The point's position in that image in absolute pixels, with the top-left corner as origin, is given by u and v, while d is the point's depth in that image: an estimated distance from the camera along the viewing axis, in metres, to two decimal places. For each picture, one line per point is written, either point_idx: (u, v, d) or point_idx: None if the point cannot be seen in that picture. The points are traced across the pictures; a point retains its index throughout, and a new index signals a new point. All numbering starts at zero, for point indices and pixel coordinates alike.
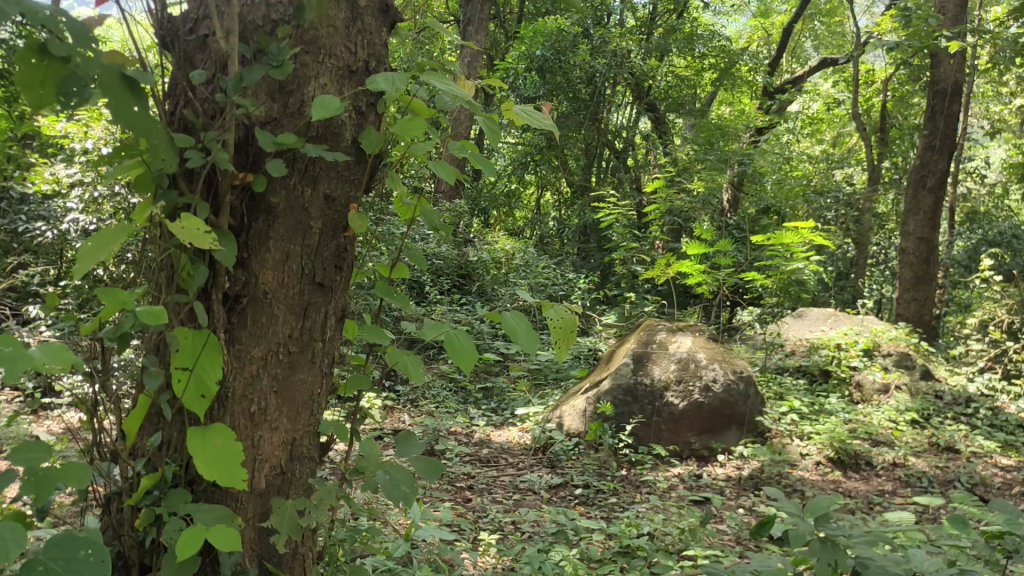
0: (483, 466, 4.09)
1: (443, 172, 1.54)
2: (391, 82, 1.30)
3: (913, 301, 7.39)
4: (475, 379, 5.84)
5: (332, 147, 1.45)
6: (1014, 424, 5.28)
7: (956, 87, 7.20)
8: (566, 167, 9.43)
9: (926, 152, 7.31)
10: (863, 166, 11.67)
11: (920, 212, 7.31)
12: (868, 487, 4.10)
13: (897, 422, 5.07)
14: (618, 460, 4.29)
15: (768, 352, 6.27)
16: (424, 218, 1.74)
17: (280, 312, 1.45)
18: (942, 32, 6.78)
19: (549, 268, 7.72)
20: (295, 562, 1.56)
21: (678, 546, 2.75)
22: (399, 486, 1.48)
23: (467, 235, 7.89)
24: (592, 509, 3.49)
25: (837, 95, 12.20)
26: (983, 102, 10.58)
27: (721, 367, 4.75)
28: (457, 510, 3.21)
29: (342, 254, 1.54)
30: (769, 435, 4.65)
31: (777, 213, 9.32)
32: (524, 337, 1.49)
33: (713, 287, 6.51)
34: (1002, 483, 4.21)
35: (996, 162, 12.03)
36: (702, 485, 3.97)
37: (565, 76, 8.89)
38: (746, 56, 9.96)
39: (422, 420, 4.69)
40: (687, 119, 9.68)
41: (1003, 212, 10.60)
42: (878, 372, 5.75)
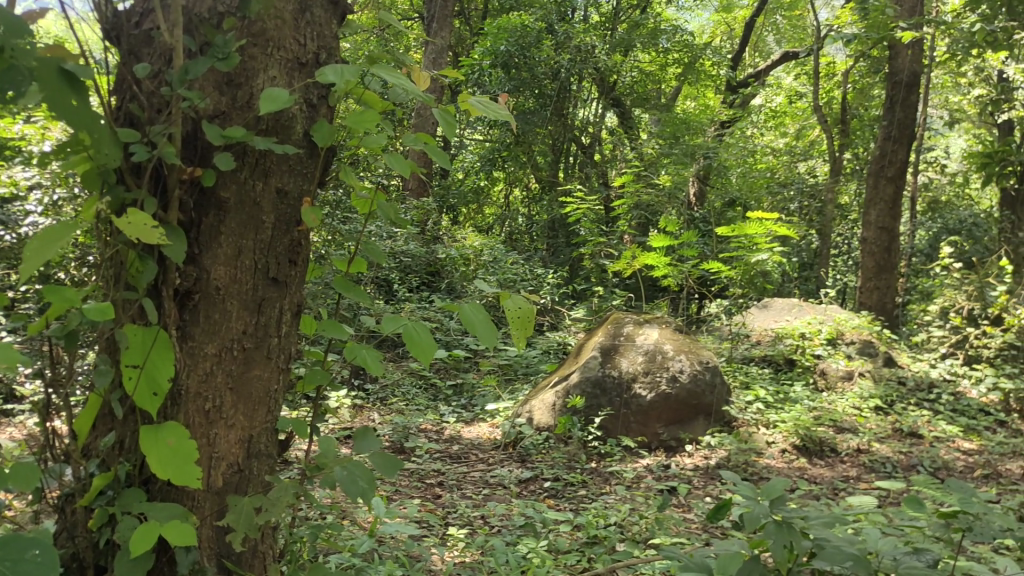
0: (453, 463, 4.08)
1: (398, 164, 1.52)
2: (342, 73, 1.28)
3: (876, 290, 7.50)
4: (444, 376, 5.83)
5: (283, 140, 1.43)
6: (975, 408, 5.38)
7: (914, 78, 7.28)
8: (533, 163, 9.45)
9: (885, 142, 7.41)
10: (826, 158, 11.83)
11: (881, 202, 7.42)
12: (833, 473, 4.15)
13: (861, 408, 5.14)
14: (588, 453, 4.30)
15: (734, 343, 6.32)
16: (381, 212, 1.71)
17: (233, 308, 1.44)
18: (898, 23, 6.88)
19: (518, 264, 7.69)
20: (255, 560, 1.55)
21: (645, 535, 2.78)
22: (356, 482, 1.47)
23: (436, 232, 7.88)
24: (562, 502, 3.50)
25: (800, 88, 12.35)
26: (942, 92, 10.72)
27: (687, 359, 4.79)
28: (426, 507, 3.20)
29: (296, 249, 1.52)
30: (735, 424, 4.69)
31: (743, 206, 9.41)
32: (483, 330, 1.48)
33: (679, 279, 6.54)
34: (964, 467, 4.28)
35: (956, 151, 12.22)
36: (669, 475, 4.00)
37: (529, 72, 8.76)
38: (710, 51, 10.06)
39: (391, 418, 4.67)
40: (653, 114, 9.82)
41: (964, 201, 10.78)
42: (842, 360, 5.84)
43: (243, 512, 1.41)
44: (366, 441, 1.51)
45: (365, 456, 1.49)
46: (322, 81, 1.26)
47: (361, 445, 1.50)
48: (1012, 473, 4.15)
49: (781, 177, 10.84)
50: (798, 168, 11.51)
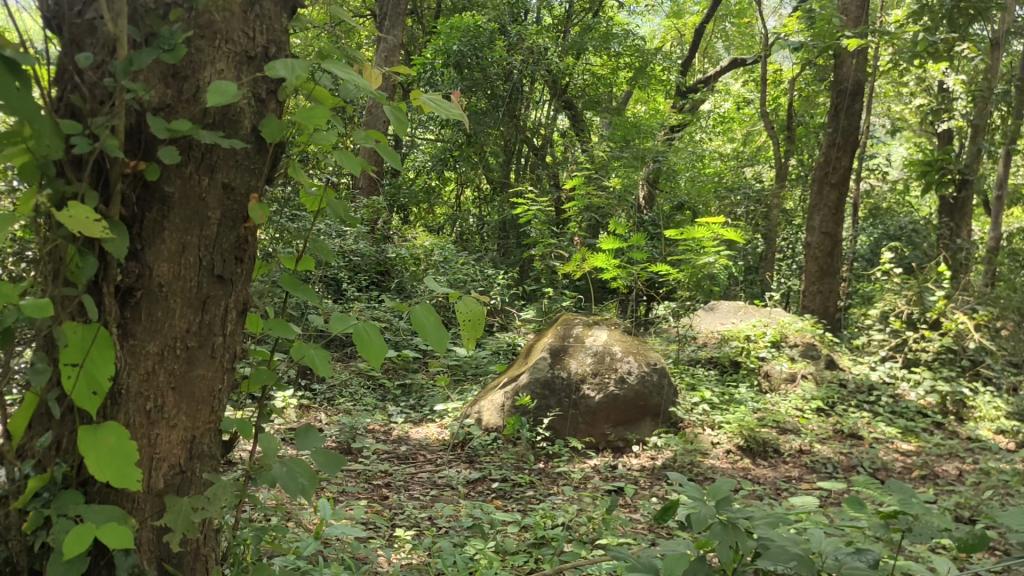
0: (400, 463, 4.05)
1: (348, 162, 1.49)
2: (292, 69, 1.26)
3: (819, 294, 7.65)
4: (392, 377, 5.79)
5: (230, 134, 1.40)
6: (913, 410, 5.52)
7: (858, 87, 7.43)
8: (485, 163, 9.44)
9: (829, 149, 7.55)
10: (771, 164, 12.04)
11: (824, 207, 7.57)
12: (776, 473, 4.22)
13: (803, 410, 5.24)
14: (536, 453, 4.31)
15: (681, 345, 6.39)
16: (330, 210, 1.68)
17: (176, 306, 1.41)
18: (843, 32, 7.04)
19: (468, 264, 7.66)
20: (197, 563, 1.52)
21: (591, 536, 2.80)
22: (297, 479, 1.44)
23: (386, 231, 7.82)
24: (509, 502, 3.50)
25: (748, 94, 12.55)
26: (884, 101, 10.97)
27: (635, 360, 4.84)
28: (373, 508, 3.18)
29: (243, 246, 1.50)
30: (681, 425, 4.74)
31: (691, 210, 9.54)
32: (433, 332, 1.47)
33: (627, 281, 6.59)
34: (902, 468, 4.39)
35: (897, 159, 12.53)
36: (616, 475, 4.03)
37: (481, 73, 8.73)
38: (660, 57, 10.17)
39: (338, 418, 4.62)
40: (604, 116, 9.89)
41: (904, 208, 11.07)
42: (785, 362, 5.95)
43: (182, 512, 1.38)
44: (308, 437, 1.49)
45: (307, 453, 1.47)
46: (272, 75, 1.24)
47: (303, 442, 1.48)
48: (948, 474, 4.26)
49: (727, 183, 10.99)
50: (745, 173, 11.69)
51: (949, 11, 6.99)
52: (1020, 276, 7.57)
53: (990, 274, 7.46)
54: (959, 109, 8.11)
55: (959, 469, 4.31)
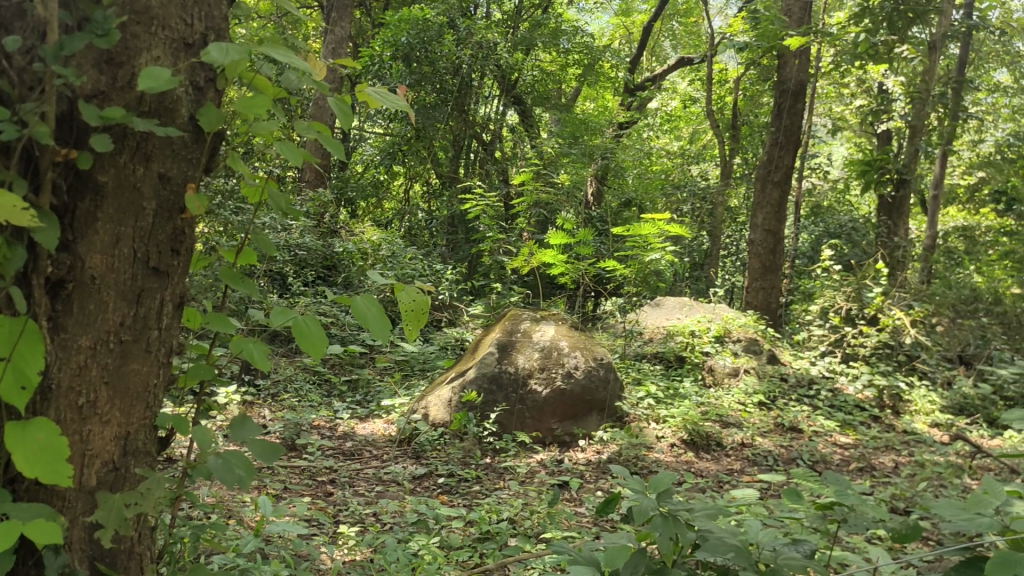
0: (345, 460, 4.01)
1: (290, 153, 1.46)
2: (227, 54, 1.23)
3: (761, 290, 7.79)
4: (338, 372, 5.74)
5: (166, 122, 1.37)
6: (851, 404, 5.66)
7: (801, 87, 7.56)
8: (433, 158, 9.37)
9: (772, 148, 7.67)
10: (717, 162, 12.20)
11: (767, 205, 7.69)
12: (718, 466, 4.28)
13: (745, 403, 5.33)
14: (483, 448, 4.31)
15: (627, 340, 6.45)
16: (271, 201, 1.63)
17: (110, 298, 1.37)
18: (787, 32, 7.16)
19: (417, 259, 7.60)
20: (131, 562, 1.49)
21: (536, 529, 2.83)
22: (232, 470, 1.41)
23: (333, 226, 7.73)
24: (455, 498, 3.49)
25: (694, 93, 12.72)
26: (826, 102, 11.19)
27: (582, 355, 4.88)
28: (316, 505, 3.14)
29: (179, 237, 1.46)
30: (627, 419, 4.79)
31: (638, 206, 9.66)
32: (376, 323, 1.44)
33: (575, 276, 6.62)
34: (840, 460, 4.49)
35: (838, 159, 12.82)
36: (562, 469, 4.05)
37: (430, 67, 8.68)
38: (609, 54, 10.24)
39: (283, 414, 4.55)
40: (553, 112, 9.90)
41: (845, 207, 11.34)
42: (728, 357, 6.05)
43: (114, 508, 1.34)
44: (246, 427, 1.46)
45: (244, 444, 1.43)
46: (212, 61, 1.21)
47: (240, 432, 1.45)
48: (884, 466, 4.37)
49: (674, 180, 11.14)
50: (692, 171, 11.87)
51: (889, 13, 7.14)
52: (954, 273, 7.80)
53: (926, 272, 7.68)
54: (898, 110, 8.31)
55: (895, 461, 4.42)
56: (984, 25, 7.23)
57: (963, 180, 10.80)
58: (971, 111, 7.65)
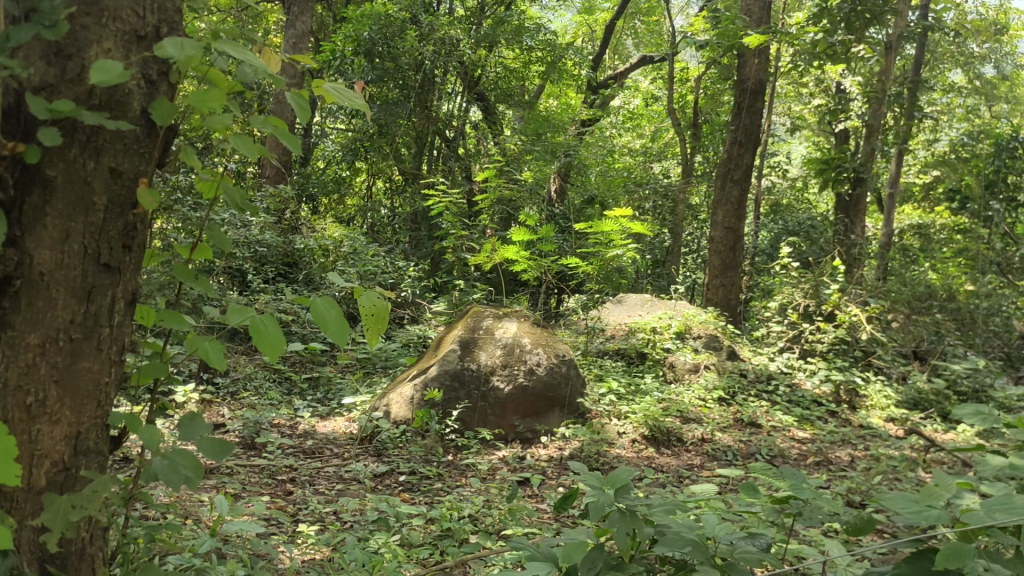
0: (306, 458, 3.97)
1: (243, 147, 1.42)
2: (181, 48, 1.20)
3: (722, 286, 7.87)
4: (299, 369, 5.68)
5: (118, 117, 1.34)
6: (809, 399, 5.74)
7: (760, 86, 7.63)
8: (396, 154, 9.30)
9: (732, 146, 7.74)
10: (679, 160, 12.31)
11: (728, 203, 7.77)
12: (679, 462, 4.32)
13: (705, 399, 5.39)
14: (445, 445, 4.29)
15: (589, 337, 6.47)
16: (226, 197, 1.60)
17: (60, 296, 1.34)
18: (746, 32, 7.22)
19: (379, 256, 7.54)
20: (82, 563, 1.47)
21: (497, 526, 2.84)
22: (178, 471, 1.38)
23: (294, 222, 7.65)
24: (417, 495, 3.48)
25: (656, 91, 12.81)
26: (785, 101, 11.31)
27: (544, 352, 4.90)
28: (276, 504, 3.11)
29: (131, 233, 1.43)
30: (589, 415, 4.80)
31: (601, 203, 9.70)
32: (334, 327, 1.41)
33: (537, 273, 6.62)
34: (797, 455, 4.55)
35: (797, 158, 13.00)
36: (524, 466, 4.06)
37: (392, 62, 8.61)
38: (571, 52, 10.26)
39: (242, 413, 4.49)
40: (516, 110, 9.90)
41: (803, 205, 11.51)
42: (689, 353, 6.10)
43: (59, 510, 1.31)
44: (195, 426, 1.43)
45: (192, 444, 1.40)
46: (162, 53, 1.18)
47: (189, 432, 1.41)
48: (841, 460, 4.43)
49: (636, 177, 11.19)
50: (654, 168, 11.97)
51: (847, 14, 7.24)
52: (909, 270, 7.95)
53: (882, 269, 7.81)
54: (856, 110, 8.42)
55: (851, 455, 4.49)
56: (939, 26, 7.35)
57: (918, 179, 11.01)
58: (925, 111, 7.80)
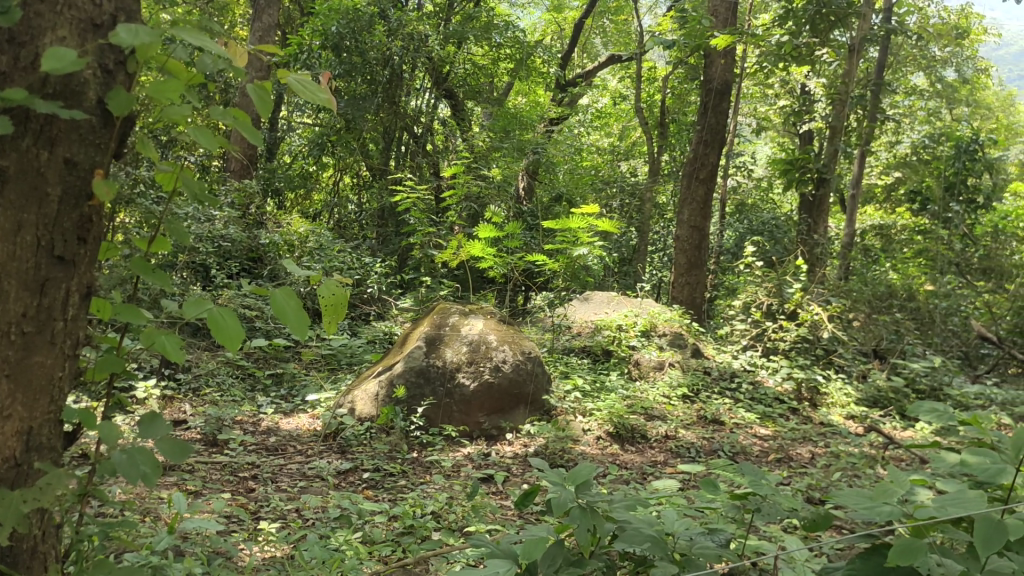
0: (269, 455, 3.93)
1: (203, 138, 1.38)
2: (136, 34, 1.17)
3: (687, 285, 7.94)
4: (263, 365, 5.62)
5: (72, 106, 1.32)
6: (771, 397, 5.80)
7: (726, 87, 7.67)
8: (363, 150, 9.24)
9: (698, 146, 7.77)
10: (646, 160, 12.40)
11: (694, 202, 7.81)
12: (642, 458, 4.35)
13: (669, 396, 5.43)
14: (410, 443, 4.28)
15: (555, 334, 6.48)
16: (185, 188, 1.56)
17: (11, 288, 1.31)
18: (713, 32, 7.25)
19: (345, 252, 7.48)
20: (34, 561, 1.44)
21: (460, 523, 2.84)
22: (137, 466, 1.35)
23: (259, 217, 7.56)
24: (380, 492, 3.46)
25: (624, 90, 12.89)
26: (751, 102, 11.41)
27: (510, 349, 4.90)
28: (237, 501, 3.07)
29: (87, 225, 1.41)
30: (554, 412, 4.86)
31: (569, 201, 9.74)
32: (294, 318, 1.37)
33: (503, 270, 6.61)
34: (759, 451, 4.59)
35: (761, 158, 13.15)
36: (488, 463, 4.06)
37: (360, 57, 8.53)
38: (540, 50, 10.29)
39: (204, 409, 4.43)
40: (485, 107, 9.89)
41: (767, 205, 11.67)
42: (654, 350, 6.15)
43: (11, 507, 1.29)
44: (153, 422, 1.40)
45: (149, 439, 1.37)
46: (122, 41, 1.16)
47: (146, 428, 1.39)
48: (801, 457, 4.48)
49: (604, 176, 11.22)
50: (621, 167, 12.05)
51: (813, 16, 7.32)
52: (870, 270, 8.07)
53: (844, 268, 7.91)
54: (820, 110, 8.50)
55: (812, 452, 4.55)
56: (902, 29, 7.47)
57: (881, 180, 11.19)
58: (888, 113, 7.92)
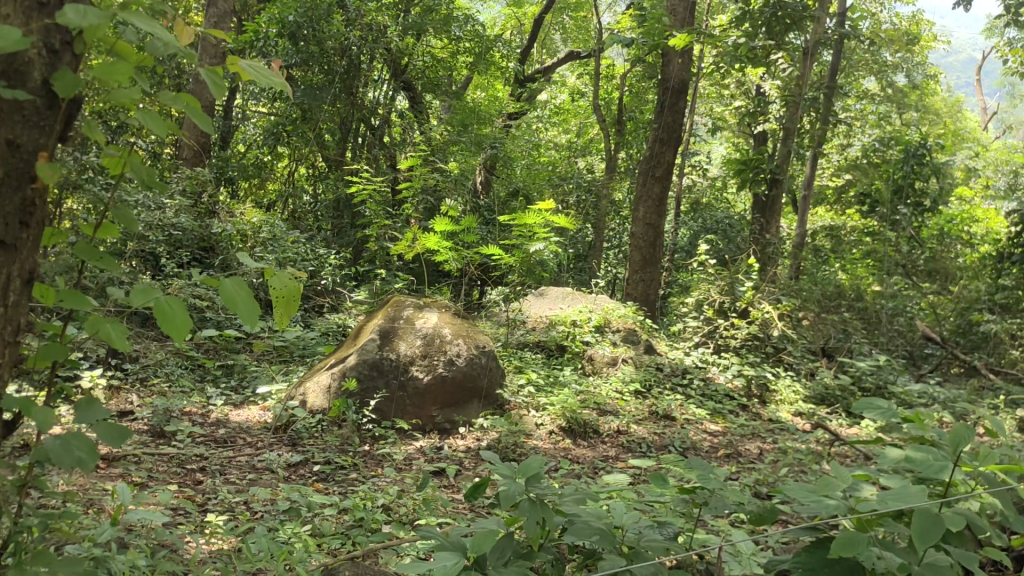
0: (217, 447, 3.88)
1: (153, 124, 1.34)
2: (84, 15, 1.14)
3: (641, 282, 8.00)
4: (212, 357, 5.51)
5: (15, 86, 1.29)
6: (721, 393, 5.88)
7: (682, 86, 7.72)
8: (319, 140, 9.15)
9: (654, 143, 7.83)
10: (603, 156, 12.46)
11: (649, 199, 7.87)
12: (594, 453, 4.38)
13: (622, 392, 5.47)
14: (361, 436, 4.25)
15: (510, 329, 6.49)
16: (133, 174, 1.51)
17: None
18: (670, 31, 7.29)
19: (299, 242, 7.39)
20: None
21: (410, 517, 2.84)
22: (72, 452, 1.31)
23: (211, 205, 7.44)
24: (331, 485, 3.44)
25: (582, 87, 12.95)
26: (707, 102, 11.53)
27: (464, 343, 4.89)
28: (184, 493, 3.03)
29: (30, 208, 1.37)
30: (507, 407, 4.87)
31: (526, 196, 9.77)
32: (245, 307, 1.34)
33: (458, 263, 6.59)
34: (709, 447, 4.65)
35: (716, 158, 13.31)
36: (440, 457, 4.05)
37: (318, 46, 8.43)
38: (499, 44, 10.28)
39: (151, 400, 4.35)
40: (443, 100, 9.86)
41: (721, 204, 11.81)
42: (608, 346, 6.19)
43: None
44: (91, 408, 1.37)
45: (86, 425, 1.34)
46: (68, 20, 1.12)
47: (83, 414, 1.35)
48: (749, 452, 4.55)
49: (561, 171, 11.26)
50: (577, 163, 12.10)
51: (768, 18, 7.41)
52: (820, 271, 8.24)
53: (794, 268, 8.05)
54: (773, 112, 8.64)
55: (760, 448, 4.62)
56: (854, 34, 7.62)
57: (832, 182, 11.40)
58: (840, 116, 8.08)
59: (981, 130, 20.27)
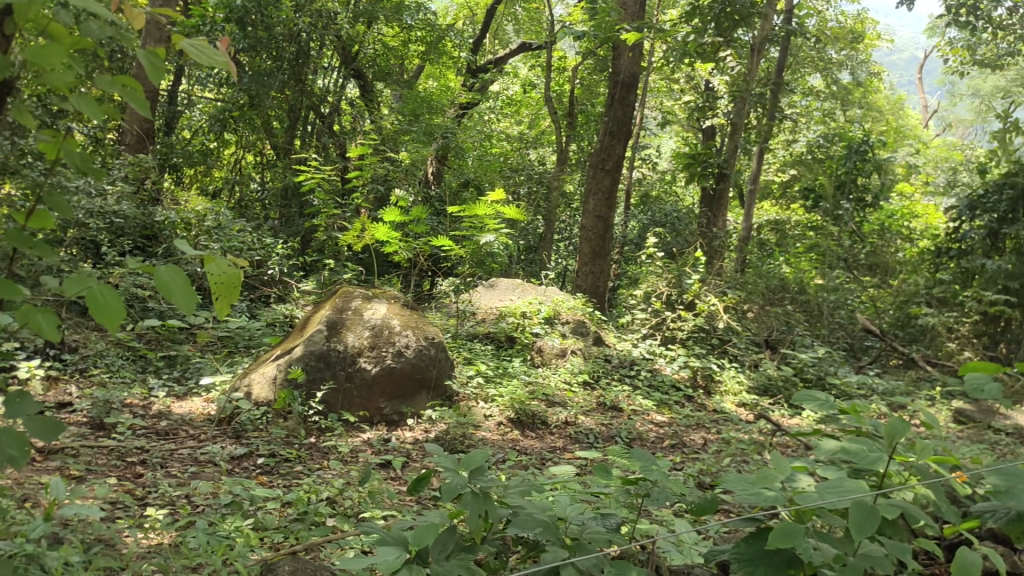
0: (159, 439, 3.80)
1: (90, 108, 1.29)
2: None
3: (591, 274, 8.04)
4: (154, 348, 5.37)
5: None
6: (668, 384, 5.94)
7: (633, 80, 7.75)
8: (267, 127, 9.00)
9: (605, 137, 7.85)
10: (554, 148, 12.49)
11: (599, 191, 7.90)
12: (542, 444, 4.39)
13: (570, 383, 5.50)
14: (308, 428, 4.20)
15: (459, 320, 6.47)
16: (68, 159, 1.43)
17: None
18: (622, 25, 7.31)
19: (246, 231, 7.26)
20: None
21: (355, 509, 2.82)
22: (3, 449, 1.27)
23: (155, 193, 7.26)
24: (275, 478, 3.40)
25: (534, 78, 12.96)
26: (657, 96, 11.62)
27: (413, 334, 4.86)
28: (123, 487, 2.96)
29: None
30: (456, 398, 4.87)
31: (477, 187, 9.73)
32: (181, 295, 1.31)
33: (408, 254, 6.55)
34: (655, 437, 4.70)
35: (666, 151, 13.45)
36: (387, 449, 4.03)
37: (266, 32, 8.17)
38: (452, 34, 10.25)
39: (91, 391, 4.24)
40: (394, 89, 9.78)
41: (671, 197, 11.93)
42: (557, 338, 6.22)
43: None
44: (21, 403, 1.32)
45: (17, 421, 1.30)
46: None
47: (14, 409, 1.31)
48: (694, 443, 4.61)
49: (512, 163, 11.29)
50: (529, 155, 12.13)
51: (717, 14, 7.45)
52: (765, 264, 8.38)
53: (740, 261, 8.17)
54: (722, 107, 8.77)
55: (704, 438, 4.68)
56: (800, 31, 7.72)
57: (778, 177, 11.61)
58: (785, 112, 8.21)
59: (922, 126, 20.79)
